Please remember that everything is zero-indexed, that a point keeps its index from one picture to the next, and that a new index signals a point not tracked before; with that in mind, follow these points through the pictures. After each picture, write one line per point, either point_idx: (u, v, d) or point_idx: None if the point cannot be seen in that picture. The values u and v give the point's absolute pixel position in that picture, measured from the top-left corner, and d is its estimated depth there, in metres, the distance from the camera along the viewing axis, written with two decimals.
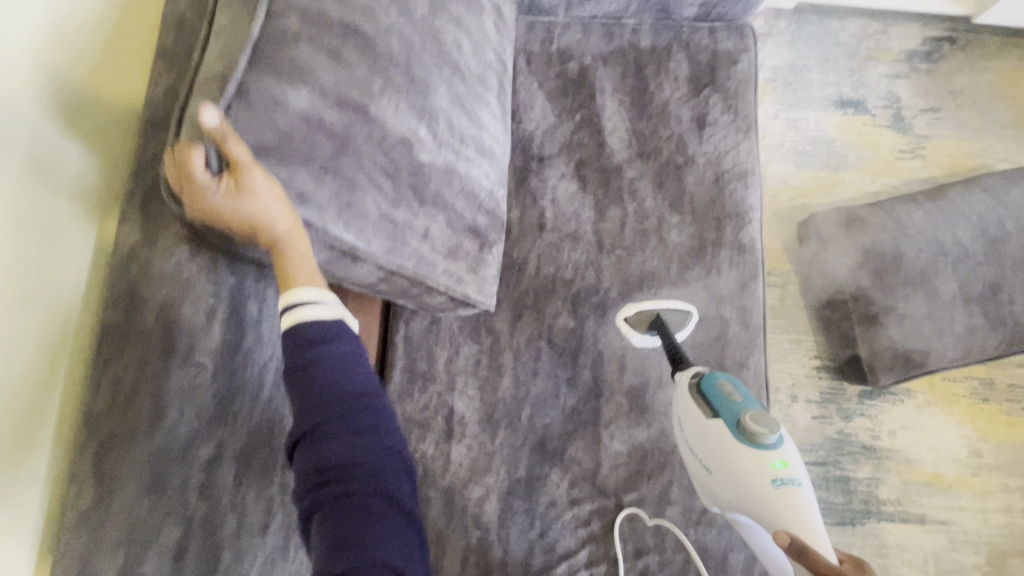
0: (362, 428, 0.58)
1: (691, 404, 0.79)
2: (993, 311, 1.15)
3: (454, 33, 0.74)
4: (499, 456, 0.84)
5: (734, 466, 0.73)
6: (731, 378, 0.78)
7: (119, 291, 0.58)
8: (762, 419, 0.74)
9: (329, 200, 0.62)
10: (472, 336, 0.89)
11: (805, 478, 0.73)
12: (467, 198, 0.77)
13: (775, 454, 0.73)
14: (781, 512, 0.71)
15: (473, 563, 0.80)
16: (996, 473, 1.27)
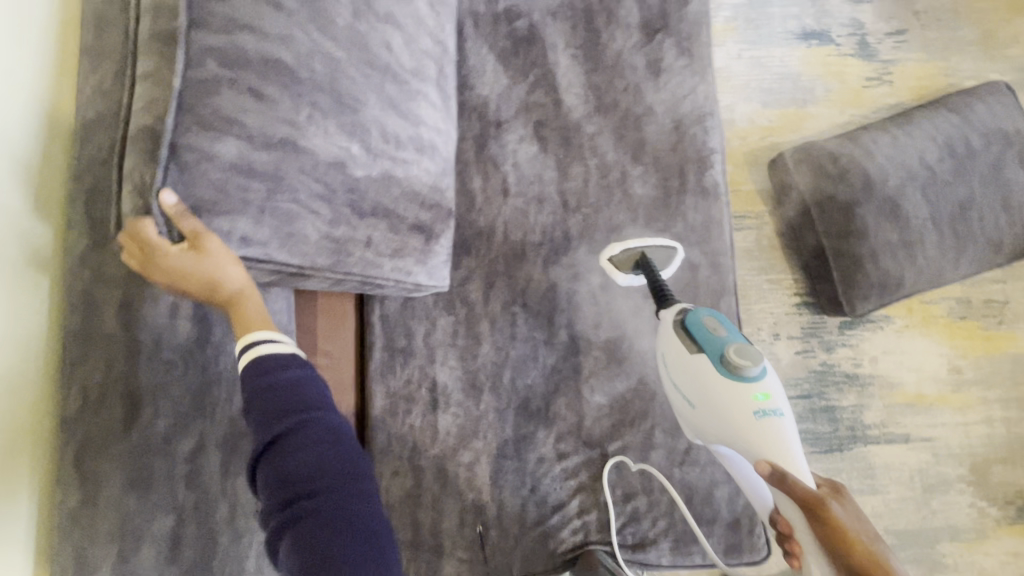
0: (326, 445, 0.56)
1: (675, 340, 0.80)
2: (966, 230, 1.15)
3: (383, 31, 0.69)
4: (485, 421, 0.87)
5: (717, 399, 0.75)
6: (715, 314, 0.79)
7: (78, 300, 0.59)
8: (746, 353, 0.75)
9: (266, 229, 0.60)
10: (447, 308, 0.90)
11: (786, 409, 0.75)
12: (411, 201, 0.73)
13: (758, 387, 0.74)
14: (762, 441, 0.73)
15: (469, 524, 0.84)
16: (976, 387, 1.31)
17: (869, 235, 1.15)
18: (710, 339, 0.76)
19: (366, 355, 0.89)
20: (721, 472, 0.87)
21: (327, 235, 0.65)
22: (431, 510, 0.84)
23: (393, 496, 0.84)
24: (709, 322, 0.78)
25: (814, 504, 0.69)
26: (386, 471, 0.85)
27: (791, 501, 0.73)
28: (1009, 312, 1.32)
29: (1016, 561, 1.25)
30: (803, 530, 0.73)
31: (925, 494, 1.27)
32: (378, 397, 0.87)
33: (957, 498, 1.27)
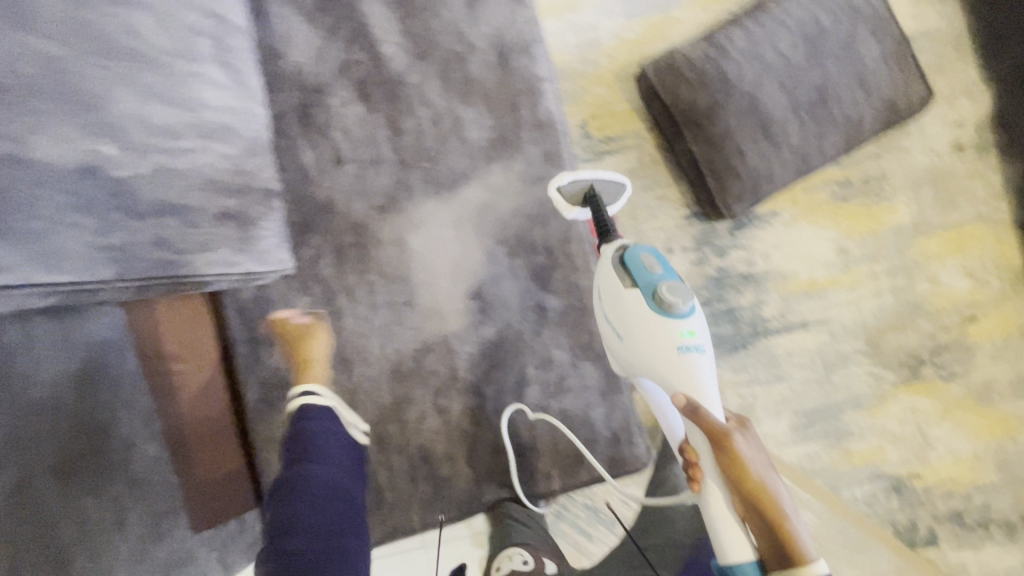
0: (333, 494, 0.71)
1: (612, 274, 0.82)
2: (824, 113, 1.17)
3: (118, 15, 0.64)
4: (361, 392, 0.88)
5: (643, 332, 0.79)
6: (651, 250, 0.82)
7: None
8: (676, 290, 0.78)
9: (18, 252, 0.57)
10: (301, 289, 0.89)
11: (708, 348, 0.79)
12: (206, 190, 0.71)
13: (682, 324, 0.78)
14: (679, 374, 0.78)
15: (364, 490, 0.87)
16: (864, 263, 1.36)
17: (733, 134, 1.16)
18: (643, 274, 0.78)
19: (230, 352, 0.88)
20: (596, 394, 0.90)
21: (103, 243, 0.63)
22: None
23: None
24: (646, 260, 0.81)
25: (719, 436, 0.74)
26: (273, 457, 0.87)
27: (699, 433, 0.77)
28: (886, 186, 1.36)
29: (914, 416, 1.35)
30: (706, 459, 0.77)
31: (827, 372, 1.35)
32: (250, 389, 0.87)
33: (855, 370, 1.35)
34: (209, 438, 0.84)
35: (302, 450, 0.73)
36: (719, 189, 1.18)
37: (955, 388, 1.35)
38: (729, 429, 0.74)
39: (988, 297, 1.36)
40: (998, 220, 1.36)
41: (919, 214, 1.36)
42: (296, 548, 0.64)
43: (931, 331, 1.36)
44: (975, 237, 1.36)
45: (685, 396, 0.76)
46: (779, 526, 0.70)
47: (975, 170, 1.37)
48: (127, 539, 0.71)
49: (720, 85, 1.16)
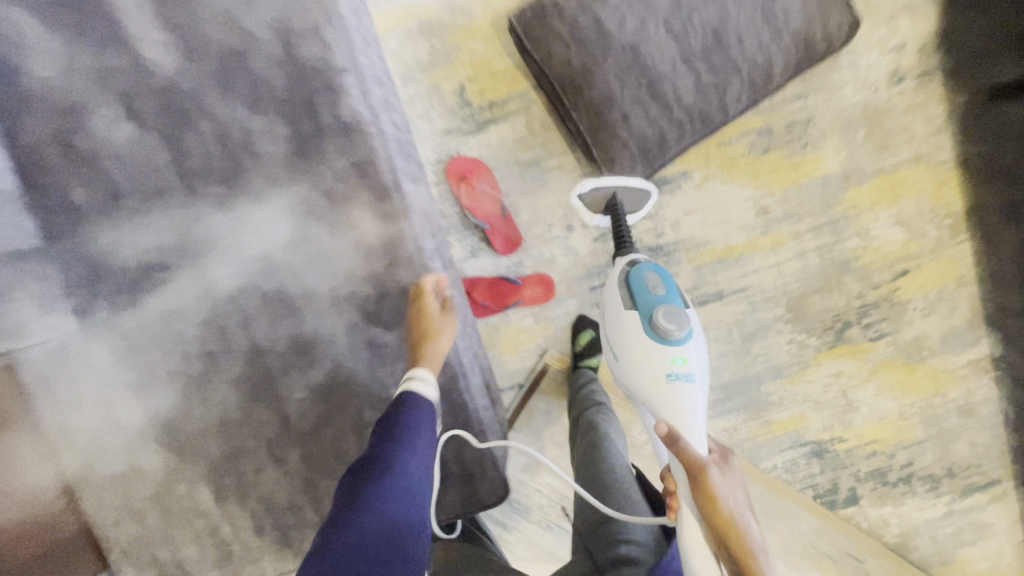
0: (392, 491, 0.65)
1: (617, 295, 0.90)
2: (723, 60, 0.99)
3: None
4: (187, 448, 0.81)
5: (638, 355, 0.84)
6: (659, 272, 0.88)
7: None
8: (672, 316, 0.83)
9: None
10: (103, 345, 0.78)
11: (699, 377, 0.82)
12: None
13: (676, 351, 0.82)
14: (668, 401, 0.81)
15: (208, 548, 0.82)
16: (788, 222, 1.22)
17: (616, 97, 0.99)
18: (644, 294, 0.86)
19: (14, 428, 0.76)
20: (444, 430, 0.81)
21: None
22: (166, 548, 0.82)
23: (121, 547, 0.81)
24: (651, 280, 0.87)
25: (696, 468, 0.71)
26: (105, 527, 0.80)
27: (679, 470, 0.74)
28: (810, 132, 1.20)
29: (838, 381, 1.28)
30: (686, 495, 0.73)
31: (745, 343, 1.26)
32: None
33: (776, 338, 1.26)
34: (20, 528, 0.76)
35: (389, 430, 0.70)
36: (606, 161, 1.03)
37: (882, 348, 1.27)
38: (704, 463, 0.72)
39: (923, 248, 1.23)
40: (937, 161, 1.21)
41: (849, 161, 1.21)
42: (337, 541, 0.60)
43: (859, 291, 1.25)
44: (911, 183, 1.22)
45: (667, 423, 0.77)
46: (743, 562, 0.62)
47: (911, 105, 1.20)
48: None
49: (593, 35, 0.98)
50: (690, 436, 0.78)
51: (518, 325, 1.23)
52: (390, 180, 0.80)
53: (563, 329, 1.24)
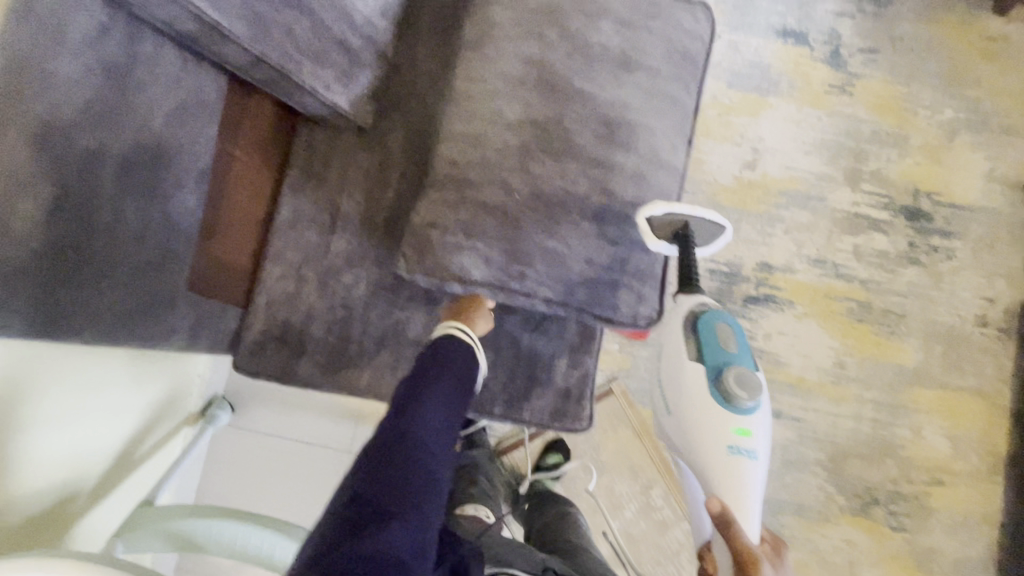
0: None
1: (682, 340, 0.87)
2: (662, 87, 0.85)
3: None
4: (367, 252, 0.96)
5: (726, 419, 0.83)
6: (734, 330, 0.85)
7: (203, 110, 0.83)
8: (745, 383, 0.81)
9: (243, 24, 0.72)
10: (365, 149, 0.98)
11: (758, 456, 0.84)
12: (338, 17, 0.82)
13: (742, 418, 0.83)
14: (721, 476, 0.83)
15: (333, 336, 0.94)
16: (857, 385, 1.38)
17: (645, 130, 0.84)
18: (716, 355, 0.83)
19: (326, 190, 0.97)
20: (566, 346, 0.95)
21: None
22: (304, 315, 0.95)
23: (275, 295, 0.94)
24: (725, 337, 0.84)
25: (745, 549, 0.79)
26: (272, 274, 0.95)
27: (727, 550, 0.83)
28: (901, 325, 1.40)
29: (849, 549, 1.33)
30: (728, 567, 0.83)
31: (782, 467, 1.35)
32: (285, 208, 0.96)
33: (809, 479, 1.35)
34: (239, 217, 0.93)
35: None
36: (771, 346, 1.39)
37: (898, 541, 1.33)
38: (757, 555, 0.79)
39: (963, 469, 1.36)
40: (996, 404, 1.37)
41: (923, 363, 1.39)
42: None
43: (894, 475, 1.35)
44: (967, 409, 1.38)
45: (721, 504, 0.82)
46: None
47: (990, 349, 1.40)
48: (137, 256, 0.76)
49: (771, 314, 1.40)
50: (740, 512, 0.83)
51: (606, 345, 1.37)
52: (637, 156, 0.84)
53: (638, 369, 1.37)
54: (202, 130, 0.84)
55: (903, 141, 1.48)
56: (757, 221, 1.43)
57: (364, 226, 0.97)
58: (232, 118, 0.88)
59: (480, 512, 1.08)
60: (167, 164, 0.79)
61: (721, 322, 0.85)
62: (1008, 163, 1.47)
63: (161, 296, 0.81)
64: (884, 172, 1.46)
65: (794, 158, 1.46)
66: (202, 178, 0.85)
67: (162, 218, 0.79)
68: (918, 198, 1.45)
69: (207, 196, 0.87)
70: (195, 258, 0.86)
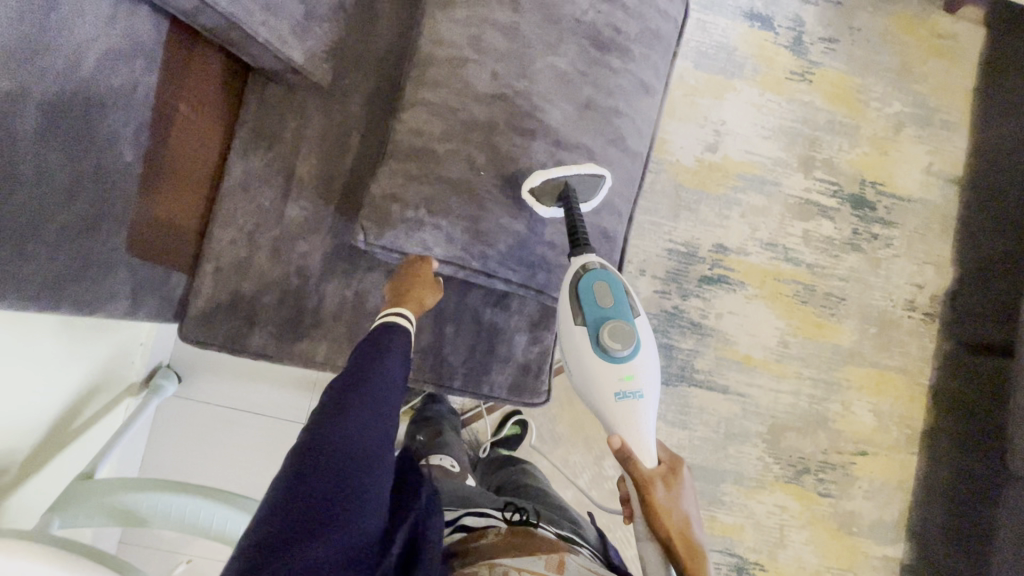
0: None
1: (564, 298, 0.82)
2: (635, 69, 0.86)
3: None
4: (324, 220, 0.92)
5: (609, 369, 0.79)
6: (609, 280, 0.80)
7: (143, 57, 0.76)
8: (620, 333, 0.78)
9: None
10: (322, 109, 0.92)
11: (647, 394, 0.81)
12: None
13: (625, 365, 0.79)
14: (615, 420, 0.81)
15: (287, 307, 0.91)
16: (797, 363, 1.47)
17: (614, 113, 0.83)
18: (593, 309, 0.79)
19: (280, 151, 0.92)
20: (528, 321, 0.95)
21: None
22: (255, 284, 0.90)
23: (224, 262, 0.89)
24: (599, 290, 0.79)
25: (641, 475, 0.80)
26: (221, 239, 0.89)
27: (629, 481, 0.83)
28: (840, 308, 1.49)
29: (782, 514, 1.43)
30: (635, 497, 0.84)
31: (726, 439, 1.42)
32: (235, 169, 0.90)
33: (749, 450, 1.43)
34: (185, 176, 0.87)
35: None
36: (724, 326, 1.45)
37: (824, 505, 1.44)
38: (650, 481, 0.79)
39: (885, 441, 1.47)
40: (918, 381, 1.49)
41: (857, 344, 1.49)
42: None
43: (825, 446, 1.46)
44: (893, 386, 1.49)
45: (620, 441, 0.80)
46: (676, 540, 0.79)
47: (916, 330, 1.51)
48: (67, 215, 0.70)
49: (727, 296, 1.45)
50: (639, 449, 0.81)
51: None
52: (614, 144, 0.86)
53: None
54: (139, 76, 0.76)
55: (854, 131, 1.53)
56: (715, 203, 1.47)
57: (322, 192, 0.92)
58: (176, 67, 0.81)
59: (445, 462, 1.14)
60: (99, 114, 0.72)
61: (597, 274, 0.79)
62: (946, 156, 1.56)
63: (96, 260, 0.75)
64: (835, 160, 1.52)
65: (754, 143, 1.49)
66: (142, 129, 0.78)
67: (96, 175, 0.73)
68: (864, 187, 1.52)
69: (148, 152, 0.80)
70: (137, 218, 0.80)
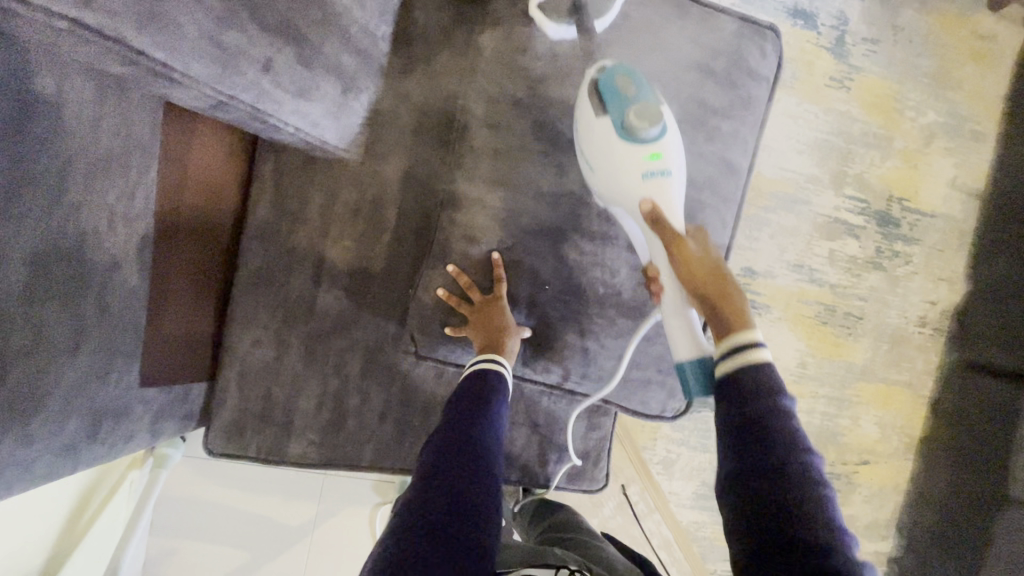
0: None
1: (583, 101, 0.69)
2: (719, 151, 0.77)
3: None
4: (364, 315, 0.80)
5: (636, 150, 0.65)
6: (631, 72, 0.67)
7: (138, 154, 0.60)
8: (648, 113, 0.64)
9: (204, 64, 0.49)
10: (353, 182, 0.77)
11: (676, 172, 0.66)
12: (331, 33, 0.59)
13: (651, 145, 0.65)
14: (644, 200, 0.65)
15: (326, 411, 0.81)
16: (814, 382, 1.49)
17: (697, 205, 0.76)
18: (615, 93, 0.65)
19: (305, 233, 0.77)
20: (587, 408, 0.89)
21: (121, 38, 0.43)
22: (289, 388, 0.80)
23: (250, 366, 0.78)
24: (621, 82, 0.66)
25: (670, 238, 0.64)
26: (245, 341, 0.77)
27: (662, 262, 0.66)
28: (858, 326, 1.50)
29: None
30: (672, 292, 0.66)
31: None
32: (253, 260, 0.77)
33: None
34: (194, 279, 0.73)
35: None
36: None
37: None
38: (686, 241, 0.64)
39: (887, 450, 1.55)
40: (921, 394, 1.54)
41: (871, 361, 1.51)
42: None
43: (833, 459, 1.52)
44: (898, 399, 1.54)
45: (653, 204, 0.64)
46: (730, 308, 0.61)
47: (925, 345, 1.54)
48: (74, 372, 0.57)
49: (753, 319, 1.43)
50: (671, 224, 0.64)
51: None
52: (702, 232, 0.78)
53: None
54: (135, 183, 0.60)
55: (887, 143, 1.47)
56: (745, 224, 1.41)
57: (357, 279, 0.79)
58: (172, 153, 0.65)
59: None
60: (96, 244, 0.57)
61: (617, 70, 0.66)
62: (972, 169, 1.52)
63: (110, 406, 0.63)
64: (866, 175, 1.46)
65: (788, 158, 1.41)
66: (144, 245, 0.64)
67: (98, 315, 0.59)
68: (891, 203, 1.49)
69: (155, 262, 0.66)
70: (146, 347, 0.67)
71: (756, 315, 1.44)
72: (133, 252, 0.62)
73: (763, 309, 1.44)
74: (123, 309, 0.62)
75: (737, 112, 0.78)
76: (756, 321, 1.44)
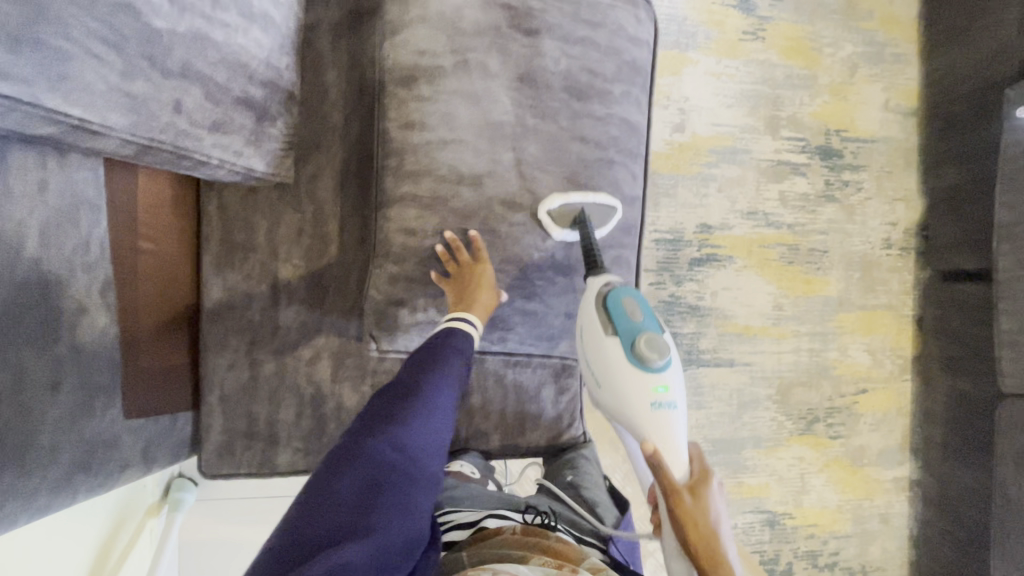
0: None
1: (592, 316, 0.77)
2: (615, 110, 0.84)
3: None
4: (326, 321, 0.86)
5: (635, 387, 0.73)
6: (636, 296, 0.76)
7: (87, 207, 0.68)
8: (656, 345, 0.74)
9: (118, 115, 0.57)
10: (292, 204, 0.84)
11: (680, 402, 0.75)
12: (232, 72, 0.67)
13: (660, 377, 0.74)
14: (645, 425, 0.73)
15: (306, 417, 0.87)
16: (794, 322, 1.52)
17: (605, 163, 0.83)
18: (628, 323, 0.74)
19: (255, 257, 0.84)
20: (553, 372, 0.93)
21: (37, 101, 0.51)
22: (269, 402, 0.86)
23: (228, 389, 0.84)
24: (628, 305, 0.75)
25: (669, 486, 0.69)
26: (219, 366, 0.84)
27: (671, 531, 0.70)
28: (824, 260, 1.53)
29: (800, 464, 1.52)
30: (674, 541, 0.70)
31: (739, 407, 1.49)
32: (212, 292, 0.83)
33: (763, 413, 1.50)
34: (161, 317, 0.80)
35: None
36: (721, 301, 1.48)
37: (836, 447, 1.54)
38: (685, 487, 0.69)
39: (882, 375, 1.56)
40: (902, 314, 1.57)
41: (845, 291, 1.54)
42: None
43: (830, 394, 1.54)
44: (881, 323, 1.56)
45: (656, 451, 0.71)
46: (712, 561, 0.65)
47: (895, 266, 1.57)
48: (58, 409, 0.63)
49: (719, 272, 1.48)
50: (673, 457, 0.71)
51: None
52: (614, 185, 0.84)
53: None
54: (87, 235, 0.68)
55: (812, 82, 1.53)
56: (692, 183, 1.46)
57: (313, 292, 0.86)
58: (118, 206, 0.73)
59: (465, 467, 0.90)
60: (59, 292, 0.64)
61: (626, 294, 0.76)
62: (901, 91, 1.57)
63: (98, 439, 0.69)
64: (799, 116, 1.52)
65: (720, 114, 1.47)
66: (107, 287, 0.71)
67: (73, 356, 0.66)
68: (829, 137, 1.54)
69: (119, 303, 0.73)
70: (127, 382, 0.74)
71: (722, 268, 1.48)
72: (97, 295, 0.69)
73: (727, 261, 1.48)
74: (95, 348, 0.69)
75: (625, 70, 0.84)
76: (722, 274, 1.48)
